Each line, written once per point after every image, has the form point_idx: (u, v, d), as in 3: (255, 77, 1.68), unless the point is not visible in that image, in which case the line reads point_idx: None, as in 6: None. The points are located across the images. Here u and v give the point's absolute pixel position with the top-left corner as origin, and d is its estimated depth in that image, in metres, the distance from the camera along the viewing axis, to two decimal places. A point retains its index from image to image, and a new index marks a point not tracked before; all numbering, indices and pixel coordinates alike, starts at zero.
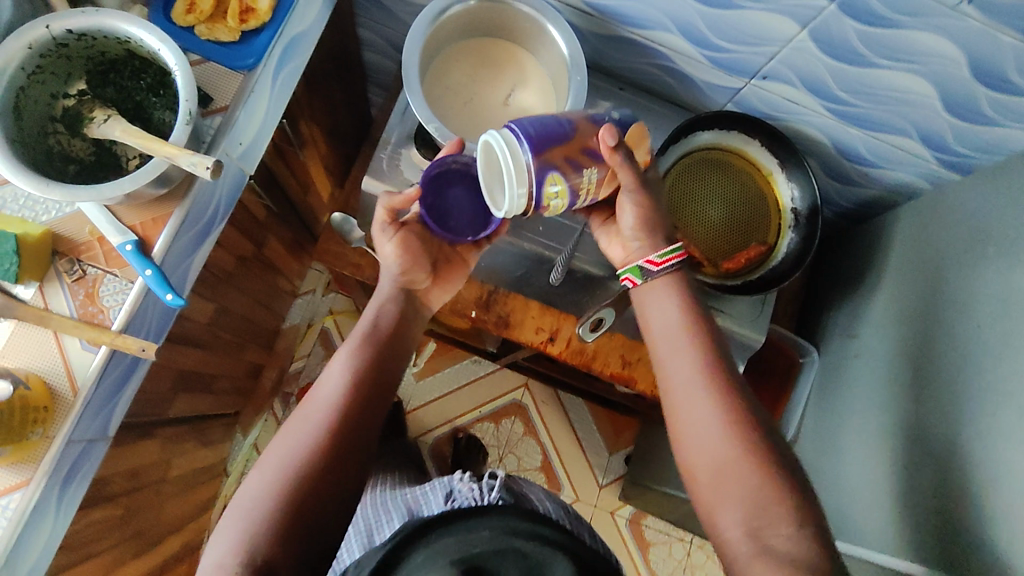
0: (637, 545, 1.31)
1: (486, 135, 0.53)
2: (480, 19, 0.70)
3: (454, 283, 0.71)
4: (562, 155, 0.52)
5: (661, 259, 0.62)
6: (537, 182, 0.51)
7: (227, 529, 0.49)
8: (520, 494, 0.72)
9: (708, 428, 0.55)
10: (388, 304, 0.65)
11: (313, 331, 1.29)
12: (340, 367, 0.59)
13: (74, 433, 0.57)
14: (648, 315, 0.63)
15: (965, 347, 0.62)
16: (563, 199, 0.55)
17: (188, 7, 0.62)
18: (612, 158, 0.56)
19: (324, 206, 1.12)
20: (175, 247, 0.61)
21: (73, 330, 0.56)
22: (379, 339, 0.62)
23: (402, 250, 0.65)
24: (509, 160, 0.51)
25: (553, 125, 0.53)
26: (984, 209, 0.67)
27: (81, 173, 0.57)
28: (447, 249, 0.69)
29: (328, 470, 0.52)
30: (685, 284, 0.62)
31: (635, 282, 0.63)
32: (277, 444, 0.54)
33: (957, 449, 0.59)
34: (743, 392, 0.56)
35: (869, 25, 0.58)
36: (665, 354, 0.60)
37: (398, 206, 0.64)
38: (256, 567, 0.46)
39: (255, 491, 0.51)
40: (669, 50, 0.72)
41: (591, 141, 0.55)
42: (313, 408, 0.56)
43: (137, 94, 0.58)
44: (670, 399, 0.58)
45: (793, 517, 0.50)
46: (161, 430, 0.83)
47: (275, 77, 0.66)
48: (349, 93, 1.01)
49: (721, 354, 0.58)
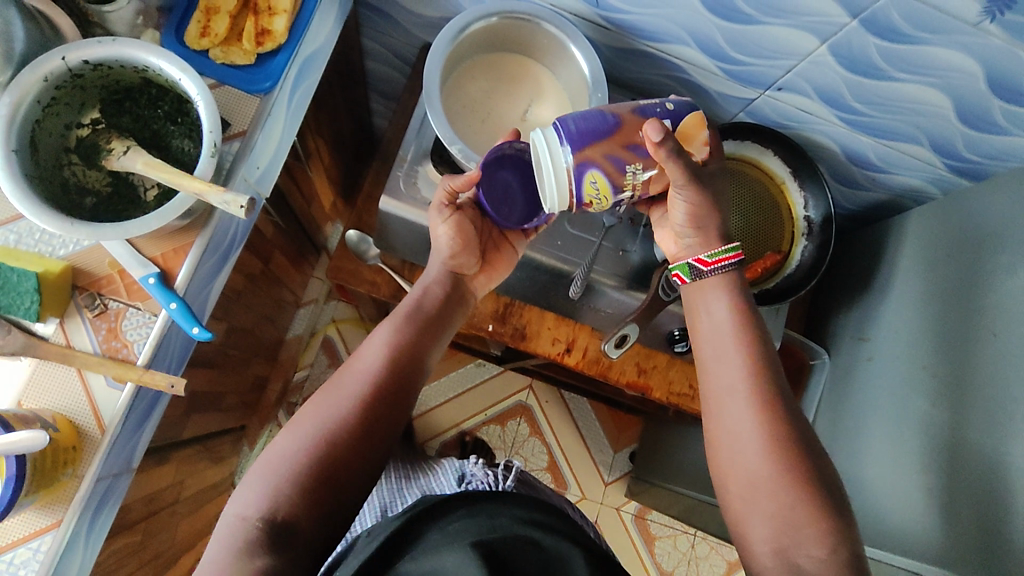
0: (642, 540, 1.30)
1: (533, 134, 0.56)
2: (499, 35, 0.71)
3: (499, 271, 0.72)
4: (603, 152, 0.54)
5: (711, 259, 0.62)
6: (575, 180, 0.55)
7: (254, 479, 0.52)
8: (529, 484, 0.73)
9: (742, 435, 0.56)
10: (432, 288, 0.68)
11: (315, 341, 1.27)
12: (381, 342, 0.62)
13: (103, 469, 0.57)
14: (697, 312, 0.64)
15: (980, 352, 0.64)
16: (605, 197, 0.57)
17: (202, 31, 0.61)
18: (656, 154, 0.54)
19: (326, 215, 1.10)
20: (198, 274, 0.60)
21: (97, 367, 0.55)
22: (419, 320, 0.65)
23: (455, 234, 0.66)
24: (549, 158, 0.55)
25: (597, 120, 0.55)
26: (997, 216, 0.69)
27: (98, 207, 0.56)
28: (495, 235, 0.71)
29: (354, 445, 0.55)
30: (739, 287, 0.63)
31: (683, 279, 0.64)
32: (311, 407, 0.57)
33: (974, 452, 0.61)
34: (784, 402, 0.57)
35: (891, 41, 0.59)
36: (709, 353, 0.61)
37: (457, 189, 0.65)
38: (273, 524, 0.49)
39: (286, 447, 0.54)
40: (684, 63, 0.73)
41: (638, 135, 0.55)
42: (350, 379, 0.59)
43: (153, 122, 0.58)
44: (710, 400, 0.60)
45: (826, 540, 0.51)
46: (175, 453, 0.81)
47: (291, 98, 0.65)
48: (351, 102, 0.99)
49: (764, 362, 0.59)
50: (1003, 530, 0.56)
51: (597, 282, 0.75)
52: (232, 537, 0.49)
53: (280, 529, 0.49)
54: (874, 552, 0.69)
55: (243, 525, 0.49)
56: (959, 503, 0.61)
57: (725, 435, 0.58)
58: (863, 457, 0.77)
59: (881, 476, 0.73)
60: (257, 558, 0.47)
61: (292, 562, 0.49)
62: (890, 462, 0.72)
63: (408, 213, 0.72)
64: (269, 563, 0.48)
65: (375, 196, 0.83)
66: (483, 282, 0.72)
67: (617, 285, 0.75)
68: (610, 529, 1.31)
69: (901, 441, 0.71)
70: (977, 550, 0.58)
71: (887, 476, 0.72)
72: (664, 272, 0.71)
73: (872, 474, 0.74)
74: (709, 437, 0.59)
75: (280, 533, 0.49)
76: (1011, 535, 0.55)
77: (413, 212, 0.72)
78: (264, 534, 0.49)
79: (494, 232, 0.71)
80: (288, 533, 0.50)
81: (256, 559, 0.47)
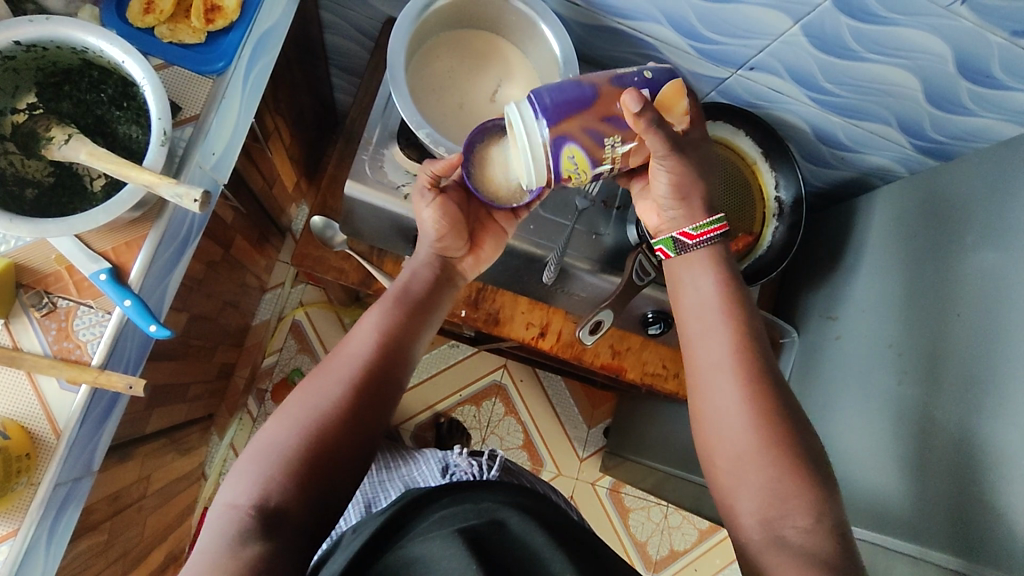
0: (617, 512, 1.33)
1: (507, 108, 0.55)
2: (465, 11, 0.68)
3: (487, 252, 0.69)
4: (580, 125, 0.53)
5: (697, 232, 0.61)
6: (552, 157, 0.54)
7: (243, 466, 0.51)
8: (516, 473, 0.72)
9: (729, 408, 0.56)
10: (420, 273, 0.66)
11: (283, 325, 1.22)
12: (370, 329, 0.60)
13: (61, 474, 0.55)
14: (683, 288, 0.63)
15: (946, 330, 0.66)
16: (583, 171, 0.56)
17: (146, 7, 0.57)
18: (635, 126, 0.53)
19: (288, 195, 1.05)
20: (153, 270, 0.57)
21: (49, 370, 0.53)
22: (407, 304, 0.63)
23: (440, 217, 0.64)
24: (524, 136, 0.54)
25: (573, 92, 0.53)
26: (964, 195, 0.70)
27: (41, 199, 0.52)
28: (481, 215, 0.68)
29: (346, 429, 0.53)
30: (723, 263, 0.62)
31: (667, 254, 0.64)
32: (301, 393, 0.55)
33: (941, 427, 0.63)
34: (770, 378, 0.57)
35: (863, 22, 0.59)
36: (696, 331, 0.60)
37: (439, 173, 0.63)
38: (265, 511, 0.48)
39: (276, 434, 0.52)
40: (656, 41, 0.71)
41: (616, 106, 0.54)
42: (339, 364, 0.57)
43: (97, 107, 0.55)
44: (697, 377, 0.59)
45: (809, 510, 0.51)
46: (139, 448, 0.78)
47: (246, 80, 0.62)
48: (311, 77, 0.94)
49: (751, 334, 0.59)
50: (972, 502, 0.58)
51: (571, 266, 0.75)
52: (223, 526, 0.47)
53: (273, 516, 0.48)
54: (862, 533, 0.69)
55: (234, 512, 0.47)
56: (932, 473, 0.63)
57: (714, 410, 0.57)
58: (832, 432, 0.78)
59: (850, 449, 0.75)
60: (249, 546, 0.45)
61: (285, 548, 0.47)
62: (857, 436, 0.74)
63: (375, 197, 0.69)
64: (261, 551, 0.45)
65: (341, 178, 0.80)
66: (470, 264, 0.69)
67: (590, 268, 0.75)
68: (586, 502, 1.33)
69: (872, 413, 0.73)
70: (946, 520, 0.60)
71: (856, 450, 0.73)
72: (637, 256, 0.70)
73: (840, 449, 0.76)
74: (697, 412, 0.59)
75: (273, 521, 0.48)
76: (980, 506, 0.57)
77: (379, 197, 0.69)
78: (256, 520, 0.47)
79: (481, 212, 0.68)
80: (281, 520, 0.48)
81: (250, 546, 0.45)
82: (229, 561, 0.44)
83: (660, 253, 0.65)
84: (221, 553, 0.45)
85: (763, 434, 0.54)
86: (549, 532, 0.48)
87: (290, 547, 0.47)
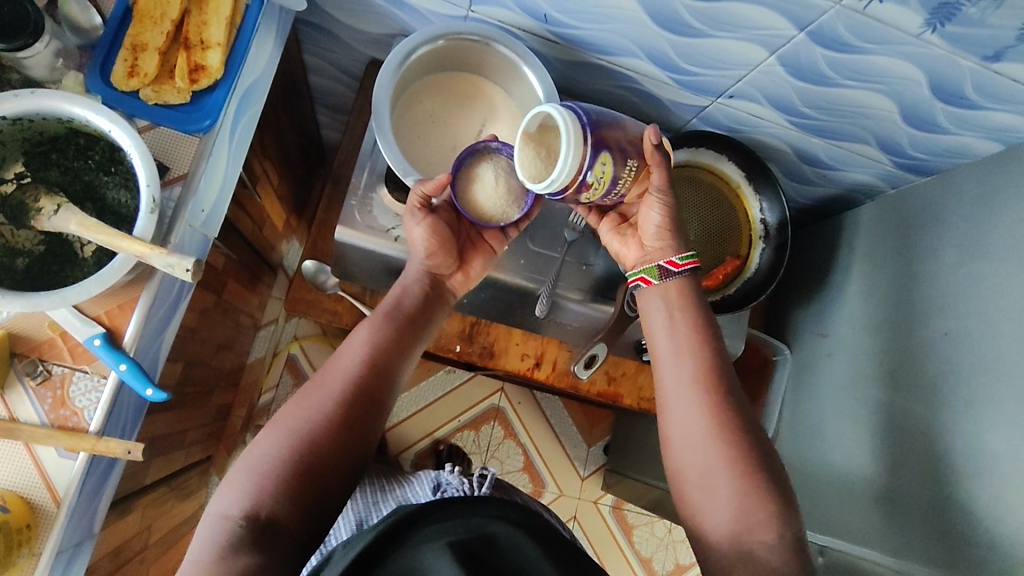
0: (620, 529, 1.33)
1: (541, 107, 0.53)
2: (447, 56, 0.69)
3: (475, 270, 0.68)
4: (612, 140, 0.55)
5: (683, 261, 0.61)
6: (591, 159, 0.53)
7: (235, 478, 0.51)
8: (508, 489, 0.72)
9: (691, 422, 0.56)
10: (411, 289, 0.65)
11: (278, 361, 1.22)
12: (360, 344, 0.60)
13: (63, 542, 0.54)
14: (652, 314, 0.62)
15: (933, 349, 0.67)
16: (602, 185, 0.55)
17: (130, 70, 0.57)
18: (652, 155, 0.57)
19: (278, 233, 1.06)
20: (146, 333, 0.57)
21: (47, 440, 0.53)
22: (398, 319, 0.63)
23: (430, 235, 0.63)
24: (568, 132, 0.51)
25: (603, 118, 0.56)
26: (949, 211, 0.71)
27: (33, 267, 0.53)
28: (472, 232, 0.68)
29: (338, 443, 0.54)
30: (692, 294, 0.62)
31: (648, 282, 0.62)
32: (293, 405, 0.55)
33: (930, 443, 0.64)
34: (735, 399, 0.57)
35: (838, 51, 0.60)
36: (666, 355, 0.60)
37: (430, 193, 0.62)
38: (257, 522, 0.48)
39: (267, 445, 0.52)
40: (637, 74, 0.72)
41: (636, 139, 0.58)
42: (331, 377, 0.57)
43: (85, 174, 0.55)
44: (666, 403, 0.59)
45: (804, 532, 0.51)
46: (139, 500, 0.78)
47: (232, 133, 0.62)
48: (297, 118, 0.95)
49: (716, 356, 0.59)
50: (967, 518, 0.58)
51: (562, 298, 0.75)
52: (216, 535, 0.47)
53: (264, 526, 0.48)
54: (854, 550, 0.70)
55: (227, 524, 0.48)
56: (927, 485, 0.63)
57: (682, 438, 0.56)
58: (829, 447, 0.79)
59: (845, 463, 0.75)
60: (243, 555, 0.46)
61: (278, 561, 0.48)
62: (851, 452, 0.75)
63: (365, 242, 0.70)
64: (255, 560, 0.47)
65: (330, 222, 0.80)
66: (460, 281, 0.68)
67: (580, 298, 0.75)
68: (589, 522, 1.33)
69: (865, 426, 0.74)
70: (944, 531, 0.60)
71: (851, 464, 0.74)
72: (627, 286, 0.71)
73: (834, 466, 0.76)
74: (668, 441, 0.58)
75: (264, 531, 0.48)
76: (968, 523, 0.58)
77: (371, 241, 0.70)
78: (247, 531, 0.48)
79: (472, 231, 0.68)
80: (273, 531, 0.48)
81: (243, 556, 0.46)
82: (223, 567, 0.46)
83: (640, 283, 0.63)
84: (214, 562, 0.46)
85: (758, 460, 0.54)
86: (545, 548, 0.49)
87: (283, 560, 0.48)
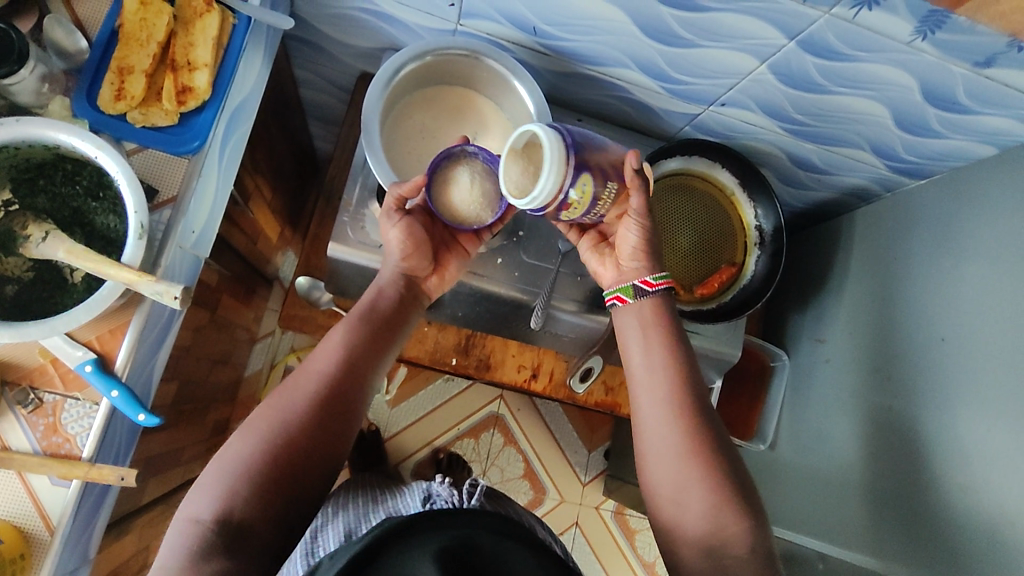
0: (622, 534, 1.33)
1: (532, 125, 0.53)
2: (437, 70, 0.69)
3: (451, 272, 0.68)
4: (596, 163, 0.54)
5: (656, 281, 0.61)
6: (571, 181, 0.52)
7: (206, 482, 0.50)
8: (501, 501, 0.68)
9: (662, 434, 0.56)
10: (386, 290, 0.64)
11: (276, 373, 1.22)
12: (334, 345, 0.59)
13: (58, 570, 0.54)
14: (627, 330, 0.62)
15: (931, 356, 0.67)
16: (581, 205, 0.55)
17: (117, 92, 0.57)
18: (632, 181, 0.57)
19: (273, 246, 1.05)
20: (138, 357, 0.56)
21: (39, 468, 0.52)
22: (374, 320, 0.62)
23: (405, 238, 0.63)
24: (553, 153, 0.51)
25: (588, 140, 0.56)
26: (944, 215, 0.71)
27: (22, 295, 0.52)
28: (446, 235, 0.68)
29: (312, 445, 0.52)
30: (667, 312, 0.62)
31: (624, 300, 0.62)
32: (266, 406, 0.54)
33: (931, 452, 0.64)
34: (706, 414, 0.57)
35: (828, 59, 0.60)
36: (641, 367, 0.60)
37: (405, 195, 0.62)
38: (228, 525, 0.47)
39: (238, 447, 0.51)
40: (628, 83, 0.72)
41: (617, 163, 0.58)
42: (305, 378, 0.56)
43: (73, 200, 0.54)
44: (639, 414, 0.59)
45: None
46: (136, 520, 0.77)
47: (221, 153, 0.62)
48: (289, 131, 0.94)
49: (691, 371, 0.59)
50: (969, 528, 0.58)
51: (557, 308, 0.74)
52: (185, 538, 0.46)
53: (235, 530, 0.47)
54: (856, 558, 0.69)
55: (197, 527, 0.47)
56: (928, 494, 0.63)
57: (654, 451, 0.56)
58: (829, 453, 0.78)
59: (845, 470, 0.75)
60: (213, 559, 0.45)
61: (248, 566, 0.47)
62: (851, 460, 0.74)
63: (358, 257, 0.70)
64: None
65: (323, 238, 0.80)
66: (435, 284, 0.68)
67: (575, 309, 0.74)
68: (590, 528, 1.33)
69: (865, 433, 0.73)
70: (946, 541, 0.60)
71: (851, 471, 0.74)
72: None
73: (835, 474, 0.76)
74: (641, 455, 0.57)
75: (235, 535, 0.47)
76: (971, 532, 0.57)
77: (364, 256, 0.69)
78: (217, 535, 0.46)
79: (446, 233, 0.68)
80: (243, 534, 0.47)
81: (213, 560, 0.45)
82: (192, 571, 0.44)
83: (616, 301, 0.63)
84: (183, 568, 0.45)
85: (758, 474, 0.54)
86: None
87: (254, 565, 0.47)
